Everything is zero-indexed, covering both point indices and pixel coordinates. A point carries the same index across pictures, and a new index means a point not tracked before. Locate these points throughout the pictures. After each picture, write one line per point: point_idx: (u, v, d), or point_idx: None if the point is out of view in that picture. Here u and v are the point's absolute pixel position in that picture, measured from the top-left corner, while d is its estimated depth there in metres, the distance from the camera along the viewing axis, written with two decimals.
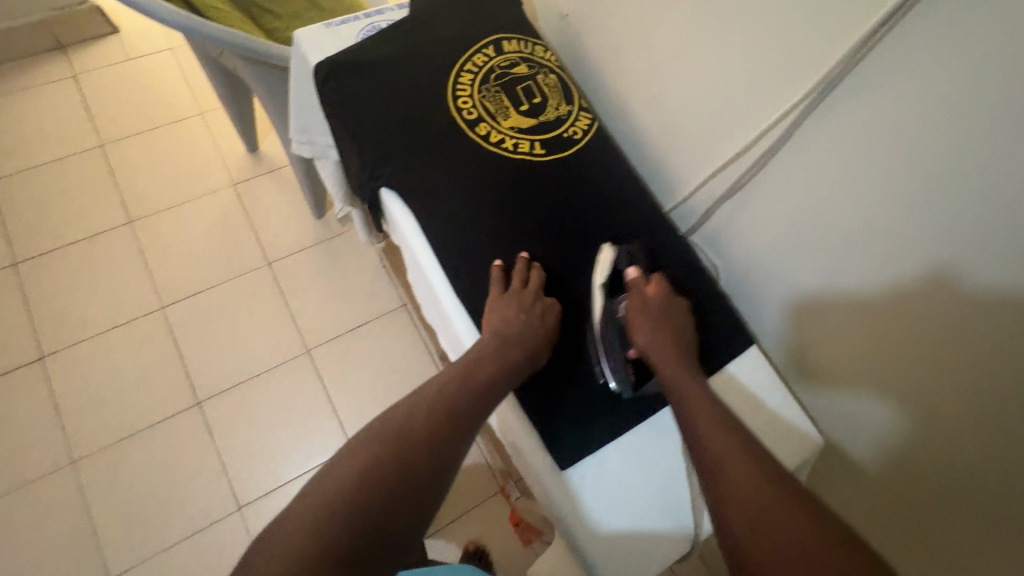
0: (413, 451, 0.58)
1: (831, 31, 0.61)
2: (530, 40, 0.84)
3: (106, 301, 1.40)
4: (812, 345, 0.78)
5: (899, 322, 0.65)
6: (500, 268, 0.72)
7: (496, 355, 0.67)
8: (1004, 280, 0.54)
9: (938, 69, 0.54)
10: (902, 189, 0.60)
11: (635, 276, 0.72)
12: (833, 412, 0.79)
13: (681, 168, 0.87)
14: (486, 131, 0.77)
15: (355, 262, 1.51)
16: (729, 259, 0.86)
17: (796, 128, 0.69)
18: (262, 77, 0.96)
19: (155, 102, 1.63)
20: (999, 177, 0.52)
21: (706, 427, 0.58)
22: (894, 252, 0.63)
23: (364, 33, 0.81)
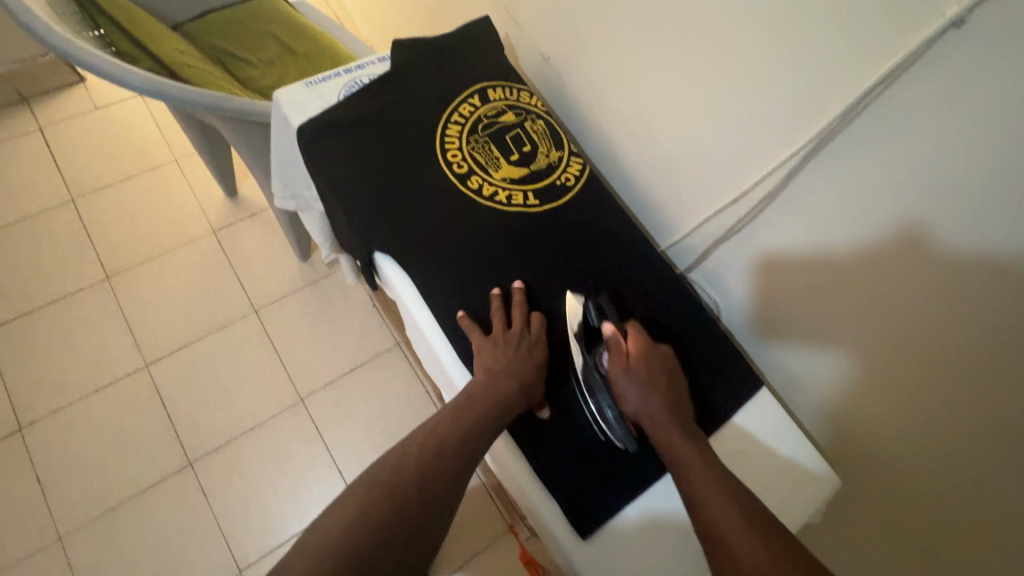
0: (406, 499, 0.58)
1: (828, 81, 0.62)
2: (515, 86, 0.84)
3: (86, 363, 1.34)
4: (773, 313, 0.79)
5: (878, 280, 0.65)
6: (467, 316, 0.70)
7: (485, 394, 0.65)
8: (983, 231, 0.54)
9: (937, 123, 0.54)
10: (877, 158, 0.60)
11: (612, 331, 0.67)
12: (819, 391, 0.78)
13: (676, 209, 0.87)
14: (478, 184, 0.76)
15: (345, 303, 1.48)
16: (708, 261, 0.86)
17: (795, 175, 0.69)
18: (242, 133, 0.94)
19: (126, 151, 1.59)
20: (980, 146, 0.52)
21: (702, 495, 0.56)
22: (870, 209, 0.63)
23: (347, 90, 0.78)
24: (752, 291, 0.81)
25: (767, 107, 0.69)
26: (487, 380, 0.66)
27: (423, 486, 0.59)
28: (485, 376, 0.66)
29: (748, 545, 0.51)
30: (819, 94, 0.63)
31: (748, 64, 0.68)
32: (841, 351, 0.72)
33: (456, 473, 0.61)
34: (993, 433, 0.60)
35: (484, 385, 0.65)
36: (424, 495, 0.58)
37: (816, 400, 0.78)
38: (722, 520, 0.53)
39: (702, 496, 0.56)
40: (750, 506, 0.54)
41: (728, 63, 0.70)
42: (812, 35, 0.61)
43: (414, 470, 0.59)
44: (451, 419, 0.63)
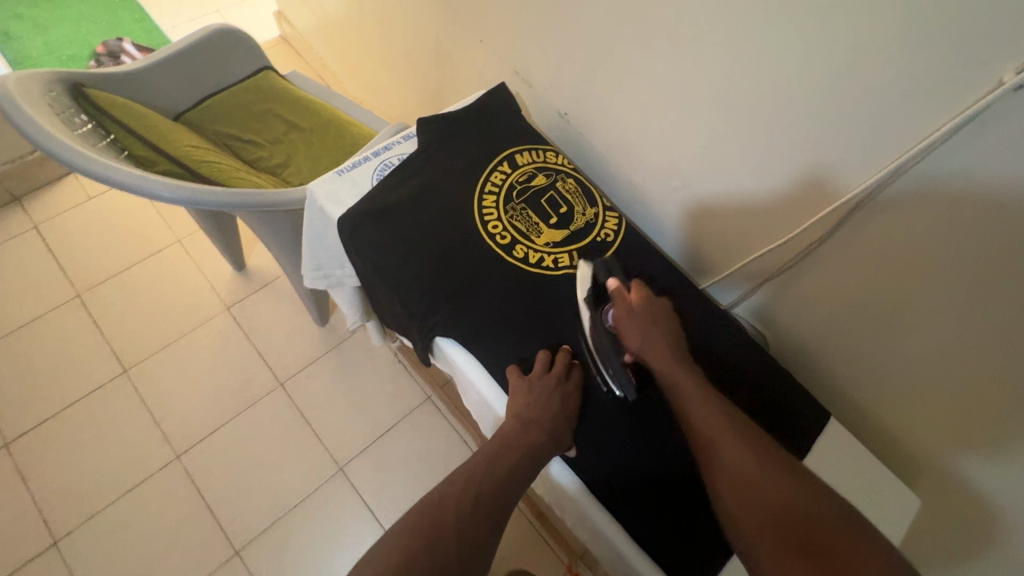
0: (435, 553, 0.53)
1: (870, 139, 0.63)
2: (540, 148, 0.85)
3: (115, 462, 1.30)
4: (808, 301, 0.81)
5: (855, 229, 0.69)
6: (511, 368, 0.70)
7: (521, 442, 0.63)
8: (944, 167, 0.58)
9: (987, 177, 0.55)
10: (844, 125, 0.64)
11: (616, 286, 0.70)
12: (812, 335, 0.83)
13: (714, 249, 0.90)
14: (523, 253, 0.77)
15: (371, 363, 1.48)
16: (697, 244, 0.92)
17: (842, 224, 0.70)
18: (268, 221, 0.93)
19: (128, 238, 1.57)
20: (971, 153, 0.55)
21: (695, 409, 0.59)
22: (819, 150, 0.68)
23: (379, 174, 0.80)
24: (735, 257, 0.87)
25: (804, 160, 0.70)
26: (520, 425, 0.64)
27: (457, 539, 0.55)
28: (519, 421, 0.64)
29: (735, 448, 0.55)
30: (861, 151, 0.64)
31: (777, 118, 0.70)
32: (895, 347, 0.73)
33: (485, 525, 0.57)
34: (986, 357, 0.64)
35: (518, 433, 0.63)
36: (456, 548, 0.54)
37: (811, 345, 0.84)
38: (711, 429, 0.57)
39: (695, 411, 0.58)
40: (735, 418, 0.58)
41: (758, 120, 0.72)
42: (847, 97, 0.62)
43: (449, 514, 0.56)
44: (487, 466, 0.61)
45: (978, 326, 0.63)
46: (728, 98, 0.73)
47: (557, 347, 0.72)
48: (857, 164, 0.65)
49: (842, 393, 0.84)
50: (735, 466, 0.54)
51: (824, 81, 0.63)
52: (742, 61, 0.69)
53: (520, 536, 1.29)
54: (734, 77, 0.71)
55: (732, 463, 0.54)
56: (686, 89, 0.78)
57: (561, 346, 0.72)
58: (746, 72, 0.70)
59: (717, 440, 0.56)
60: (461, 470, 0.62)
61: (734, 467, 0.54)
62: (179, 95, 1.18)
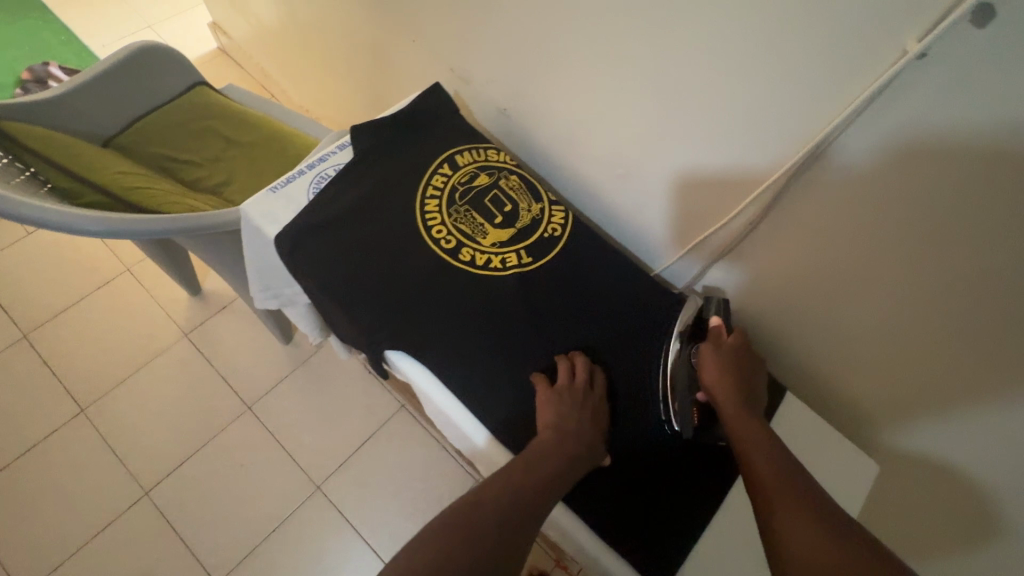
0: (475, 546, 0.49)
1: (794, 112, 0.63)
2: (481, 146, 0.84)
3: (80, 506, 1.26)
4: (757, 278, 0.81)
5: (792, 204, 0.70)
6: (535, 377, 0.69)
7: (556, 449, 0.61)
8: (865, 136, 0.59)
9: (906, 142, 0.57)
10: (769, 100, 0.64)
11: (718, 324, 0.71)
12: (765, 310, 0.84)
13: (663, 234, 0.89)
14: (470, 255, 0.75)
15: (340, 378, 1.45)
16: (646, 230, 0.91)
17: (777, 199, 0.71)
18: (209, 244, 0.90)
19: (73, 272, 1.50)
20: (888, 121, 0.57)
21: (762, 468, 0.56)
22: (749, 128, 0.68)
23: (315, 187, 0.77)
24: (683, 240, 0.87)
25: (735, 137, 0.70)
26: (554, 430, 0.63)
27: (496, 535, 0.51)
28: (556, 426, 0.63)
29: (796, 512, 0.50)
30: (787, 124, 0.65)
31: (704, 96, 0.70)
32: (843, 313, 0.74)
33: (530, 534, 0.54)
34: (927, 315, 0.65)
35: (555, 438, 0.62)
36: (496, 545, 0.50)
37: (764, 320, 0.85)
38: (774, 490, 0.53)
39: (762, 469, 0.56)
40: (809, 490, 0.53)
41: (686, 98, 0.72)
42: (767, 71, 0.62)
43: (488, 511, 0.53)
44: (525, 467, 0.58)
45: (917, 286, 0.64)
46: (657, 79, 0.73)
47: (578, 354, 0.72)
48: (783, 137, 0.66)
49: (801, 366, 0.85)
50: (798, 531, 0.48)
51: (745, 57, 0.63)
52: (666, 43, 0.69)
53: None
54: (662, 60, 0.71)
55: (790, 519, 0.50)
56: (617, 74, 0.77)
57: (574, 351, 0.72)
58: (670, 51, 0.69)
59: (783, 501, 0.52)
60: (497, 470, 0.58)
61: (793, 528, 0.49)
62: (106, 119, 1.12)
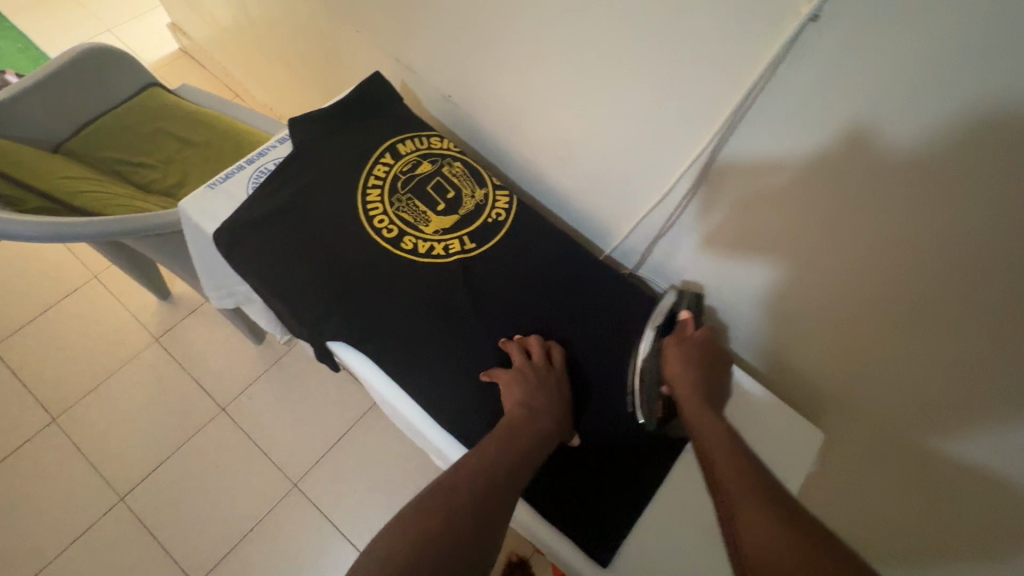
0: (453, 530, 0.50)
1: (713, 79, 0.62)
2: (423, 134, 0.83)
3: (55, 514, 1.26)
4: (700, 254, 0.81)
5: (722, 172, 0.69)
6: (488, 377, 0.68)
7: (525, 427, 0.62)
8: (780, 97, 0.58)
9: (816, 102, 0.56)
10: (689, 67, 0.63)
11: (684, 318, 0.71)
12: (713, 287, 0.84)
13: (609, 214, 0.89)
14: (412, 244, 0.75)
15: (314, 375, 1.45)
16: (593, 210, 0.91)
17: (708, 168, 0.70)
18: (157, 245, 0.89)
19: (40, 282, 1.49)
20: (798, 80, 0.56)
21: (719, 458, 0.54)
22: (674, 97, 0.67)
23: (254, 182, 0.77)
24: (628, 218, 0.86)
25: (744, 116, 0.62)
26: (524, 409, 0.63)
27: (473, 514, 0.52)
28: (523, 411, 0.63)
29: (753, 502, 0.48)
30: (718, 95, 0.63)
31: (646, 68, 0.68)
32: (785, 287, 0.73)
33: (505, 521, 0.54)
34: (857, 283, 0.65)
35: (524, 416, 0.62)
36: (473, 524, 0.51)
37: (712, 296, 0.85)
38: (731, 480, 0.51)
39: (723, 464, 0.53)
40: (766, 479, 0.51)
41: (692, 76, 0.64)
42: (787, 39, 0.54)
43: (464, 495, 0.53)
44: (495, 446, 0.59)
45: (845, 252, 0.64)
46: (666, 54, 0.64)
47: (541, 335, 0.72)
48: (716, 107, 0.64)
49: (752, 341, 0.85)
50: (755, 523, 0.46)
51: (683, 26, 0.61)
52: (589, 14, 0.68)
53: None
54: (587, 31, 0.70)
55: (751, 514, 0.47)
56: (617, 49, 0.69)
57: (530, 333, 0.72)
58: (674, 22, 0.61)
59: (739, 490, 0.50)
60: (469, 458, 0.57)
61: (752, 517, 0.46)
62: (54, 125, 1.10)
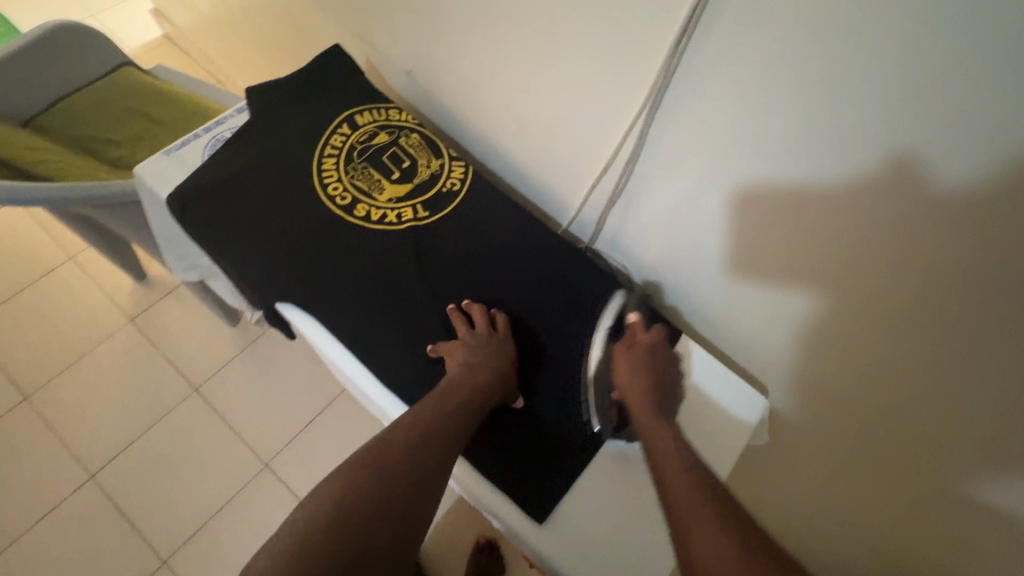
0: (387, 475, 0.52)
1: (646, 35, 0.63)
2: (382, 106, 0.84)
3: (24, 491, 1.26)
4: (648, 224, 0.81)
5: (660, 134, 0.70)
6: (434, 350, 0.69)
7: (465, 387, 0.63)
8: (710, 47, 0.59)
9: (741, 53, 0.56)
10: (624, 24, 0.64)
11: (633, 320, 0.72)
12: (664, 258, 0.84)
13: (564, 186, 0.89)
14: (365, 211, 0.76)
15: (288, 358, 1.45)
16: (550, 183, 0.91)
17: (649, 130, 0.71)
18: (119, 215, 0.90)
19: (15, 263, 1.49)
20: (723, 29, 0.56)
21: (670, 469, 0.53)
22: (613, 57, 0.68)
23: (210, 149, 0.77)
24: (581, 190, 0.87)
25: (706, 81, 0.61)
26: (466, 370, 0.65)
27: (409, 463, 0.54)
28: (462, 370, 0.65)
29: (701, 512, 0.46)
30: (651, 50, 0.64)
31: (586, 29, 0.68)
32: (791, 305, 0.72)
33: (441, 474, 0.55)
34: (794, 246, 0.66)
35: (463, 377, 0.64)
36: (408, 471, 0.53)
37: (663, 268, 0.86)
38: (678, 486, 0.50)
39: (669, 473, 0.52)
40: (715, 486, 0.50)
41: (724, 92, 0.61)
42: (847, 53, 0.50)
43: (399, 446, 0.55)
44: (435, 403, 0.61)
45: (780, 211, 0.64)
46: (704, 71, 0.61)
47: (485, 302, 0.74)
48: (649, 66, 0.65)
49: (705, 316, 0.85)
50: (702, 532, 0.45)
51: None
52: None
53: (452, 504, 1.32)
54: None
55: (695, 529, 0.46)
56: (647, 61, 0.65)
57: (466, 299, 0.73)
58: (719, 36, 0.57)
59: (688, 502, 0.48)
60: (408, 416, 0.59)
61: (700, 533, 0.45)
62: (23, 100, 1.11)
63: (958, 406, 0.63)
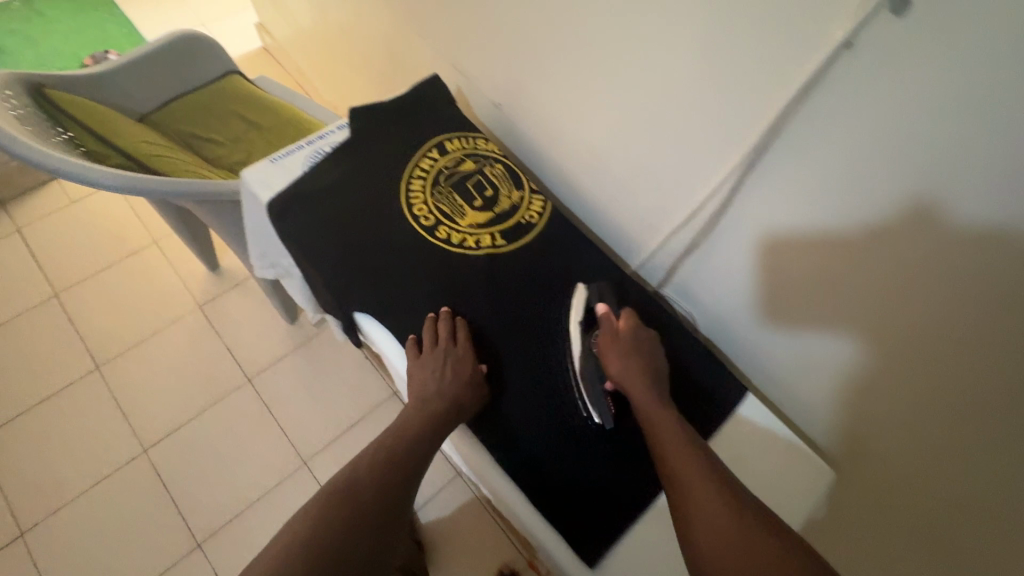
0: (358, 491, 0.59)
1: (749, 102, 0.64)
2: (471, 135, 0.88)
3: (84, 456, 1.33)
4: (722, 274, 0.81)
5: (748, 193, 0.70)
6: (414, 337, 0.73)
7: (419, 418, 0.67)
8: (809, 112, 0.59)
9: (845, 125, 0.57)
10: (725, 85, 0.65)
11: (605, 311, 0.73)
12: (731, 304, 0.83)
13: (638, 231, 0.90)
14: (446, 234, 0.79)
15: (338, 360, 1.50)
16: (623, 226, 0.92)
17: (737, 189, 0.71)
18: (215, 210, 0.96)
19: (106, 241, 1.61)
20: (830, 99, 0.57)
21: (674, 453, 0.61)
22: (708, 115, 0.69)
23: (310, 161, 0.83)
24: (657, 237, 0.87)
25: (803, 149, 0.61)
26: (420, 403, 0.68)
27: (375, 481, 0.61)
28: (416, 404, 0.68)
29: (710, 491, 0.56)
30: (750, 115, 0.64)
31: (684, 89, 0.70)
32: (833, 346, 0.72)
33: (405, 493, 0.62)
34: (865, 308, 0.66)
35: (416, 410, 0.68)
36: (376, 490, 0.60)
37: (728, 318, 0.85)
38: (689, 470, 0.59)
39: (677, 455, 0.60)
40: (713, 463, 0.60)
41: (764, 133, 0.64)
42: (919, 135, 0.52)
43: (365, 473, 0.61)
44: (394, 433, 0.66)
45: (862, 274, 0.63)
46: (806, 148, 0.61)
47: (452, 312, 0.75)
48: (745, 130, 0.66)
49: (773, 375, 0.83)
50: (711, 509, 0.55)
51: (727, 47, 0.62)
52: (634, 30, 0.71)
53: (481, 528, 1.31)
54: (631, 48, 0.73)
55: (706, 509, 0.55)
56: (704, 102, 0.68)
57: (442, 307, 0.75)
58: (763, 79, 0.61)
59: (692, 478, 0.58)
60: (370, 447, 0.66)
61: (710, 512, 0.55)
62: (142, 97, 1.21)
63: (978, 447, 0.62)
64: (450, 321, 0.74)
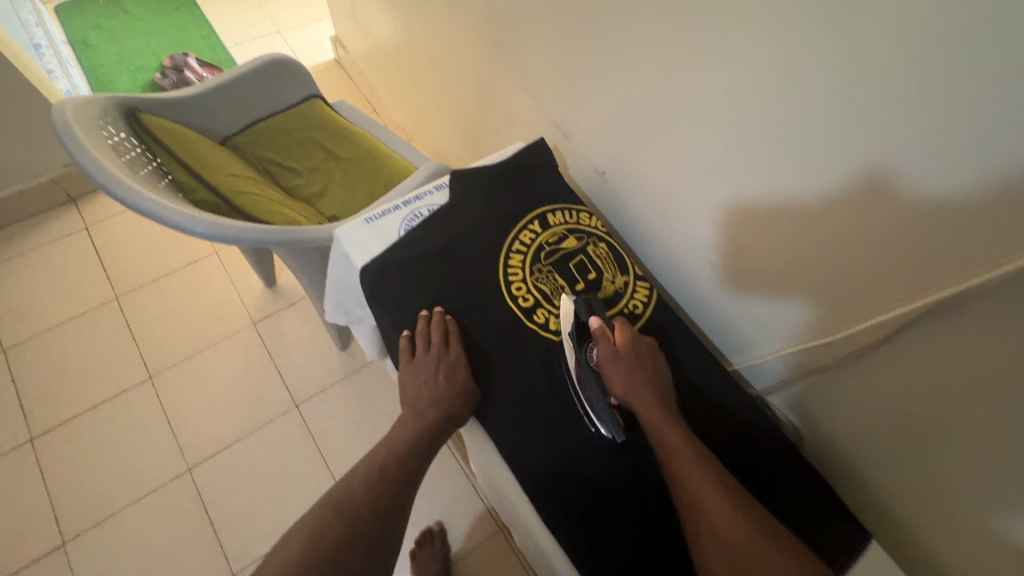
0: (351, 510, 0.59)
1: (931, 253, 0.55)
2: (574, 208, 0.83)
3: (129, 468, 1.32)
4: (850, 404, 0.72)
5: (909, 339, 0.60)
6: (407, 335, 0.71)
7: (413, 430, 0.66)
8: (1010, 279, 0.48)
9: None
10: (900, 220, 0.56)
11: (598, 326, 0.68)
12: (851, 429, 0.74)
13: (748, 333, 0.83)
14: (545, 318, 0.74)
15: (387, 394, 1.47)
16: (728, 320, 0.85)
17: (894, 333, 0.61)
18: (295, 252, 0.93)
19: (170, 247, 1.62)
20: None
21: (681, 466, 0.58)
22: (868, 245, 0.60)
23: (407, 224, 0.78)
24: (775, 345, 0.79)
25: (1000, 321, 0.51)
26: (415, 414, 0.67)
27: (368, 499, 0.60)
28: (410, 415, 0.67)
29: (727, 512, 0.55)
30: (931, 259, 0.55)
31: (841, 211, 0.61)
32: (787, 312, 0.75)
33: (398, 510, 0.62)
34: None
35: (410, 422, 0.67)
36: (370, 508, 0.60)
37: (846, 445, 0.76)
38: (696, 484, 0.57)
39: (683, 468, 0.58)
40: (715, 471, 0.59)
41: (872, 213, 0.58)
42: None
43: (359, 491, 0.61)
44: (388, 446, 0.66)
45: None
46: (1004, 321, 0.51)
47: (444, 312, 0.72)
48: (918, 275, 0.57)
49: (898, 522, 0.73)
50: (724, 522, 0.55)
51: (910, 182, 0.53)
52: (785, 137, 0.63)
53: None
54: (778, 153, 0.64)
55: (718, 526, 0.54)
56: (741, 111, 0.66)
57: (434, 308, 0.73)
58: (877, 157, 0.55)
59: (699, 495, 0.56)
60: (366, 460, 0.65)
61: (724, 531, 0.54)
62: (226, 119, 1.20)
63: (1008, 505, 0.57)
64: (440, 323, 0.71)
